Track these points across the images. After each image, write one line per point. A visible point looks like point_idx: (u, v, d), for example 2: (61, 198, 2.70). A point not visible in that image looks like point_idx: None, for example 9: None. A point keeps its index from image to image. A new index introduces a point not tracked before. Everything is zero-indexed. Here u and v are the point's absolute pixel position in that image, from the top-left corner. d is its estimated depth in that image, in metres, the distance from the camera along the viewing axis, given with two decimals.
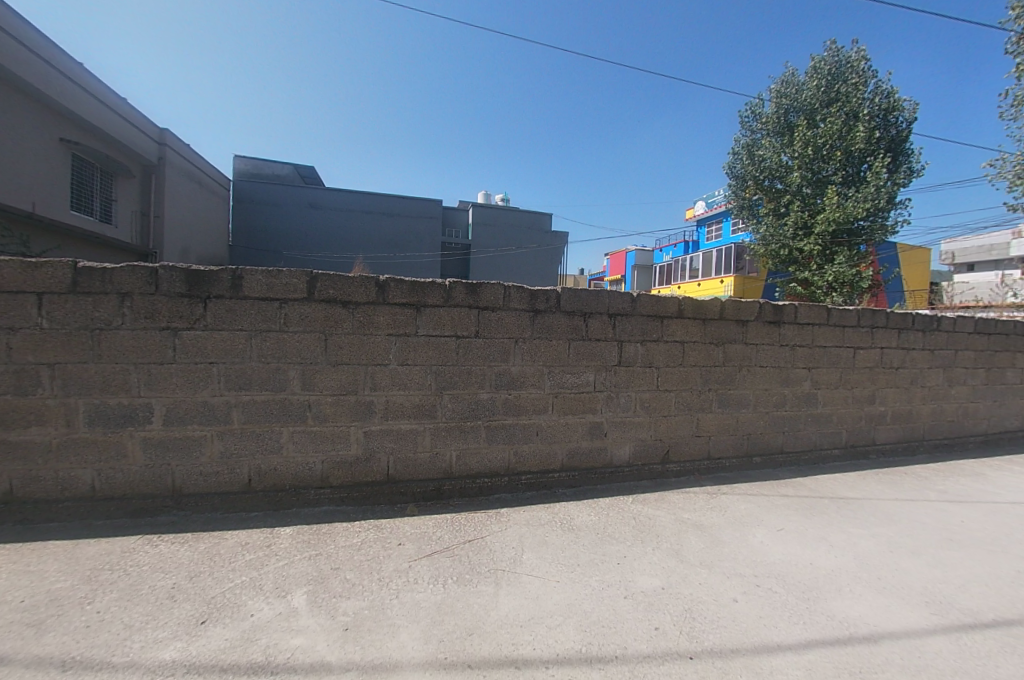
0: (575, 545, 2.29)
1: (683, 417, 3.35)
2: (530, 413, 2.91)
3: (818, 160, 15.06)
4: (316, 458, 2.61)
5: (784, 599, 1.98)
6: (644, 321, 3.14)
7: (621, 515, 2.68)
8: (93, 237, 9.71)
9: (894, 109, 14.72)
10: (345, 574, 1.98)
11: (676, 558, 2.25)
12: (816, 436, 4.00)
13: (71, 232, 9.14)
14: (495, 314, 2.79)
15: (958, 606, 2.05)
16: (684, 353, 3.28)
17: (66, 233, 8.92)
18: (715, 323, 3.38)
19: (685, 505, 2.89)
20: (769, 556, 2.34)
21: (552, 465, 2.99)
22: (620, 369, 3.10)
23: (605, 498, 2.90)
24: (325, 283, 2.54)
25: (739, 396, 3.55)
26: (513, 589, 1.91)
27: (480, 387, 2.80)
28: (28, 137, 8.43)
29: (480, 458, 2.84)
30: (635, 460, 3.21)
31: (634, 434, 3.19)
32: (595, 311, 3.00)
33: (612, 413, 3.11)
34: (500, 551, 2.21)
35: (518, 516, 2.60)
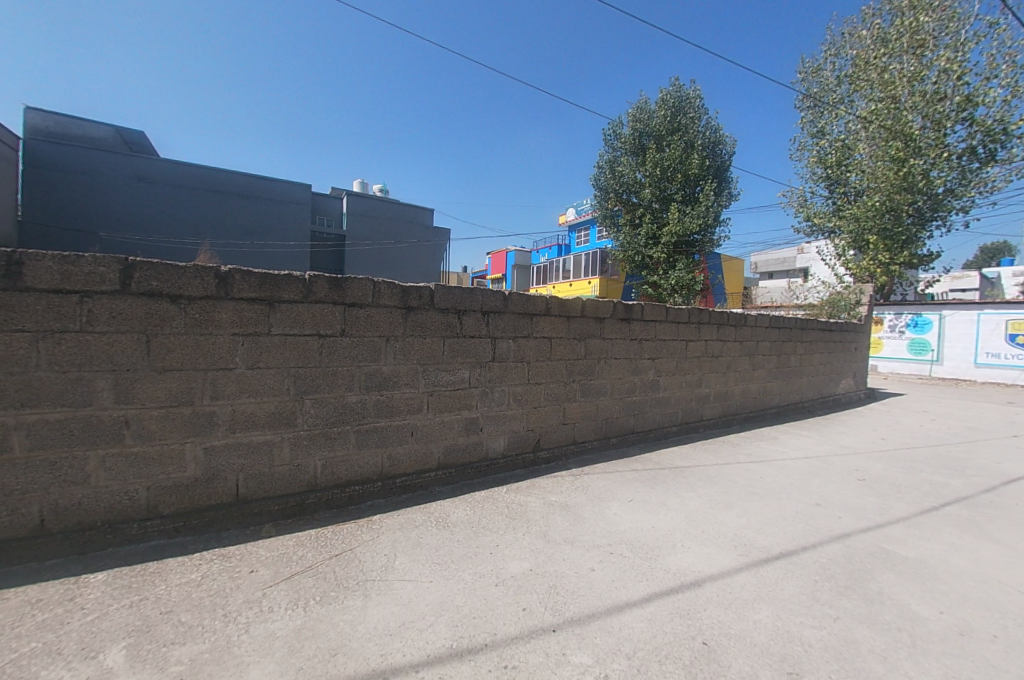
0: (449, 542, 2.30)
1: (552, 408, 3.60)
2: (404, 413, 2.83)
3: (664, 179, 17.48)
4: (140, 485, 2.16)
5: (634, 562, 2.26)
6: (515, 318, 3.28)
7: (495, 506, 2.77)
8: None
9: (719, 142, 17.74)
10: (179, 617, 1.69)
11: (543, 540, 2.41)
12: (659, 417, 4.66)
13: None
14: (363, 312, 2.63)
15: (755, 545, 2.59)
16: (552, 348, 3.53)
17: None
18: (578, 320, 3.70)
19: (552, 488, 3.11)
20: (621, 526, 2.65)
21: (428, 464, 2.95)
22: (494, 365, 3.20)
23: (480, 491, 2.97)
24: (147, 273, 2.10)
25: (599, 385, 3.94)
26: (384, 598, 1.84)
27: (347, 389, 2.63)
28: None
29: (349, 465, 2.67)
30: (509, 451, 3.35)
31: (507, 427, 3.32)
32: (469, 308, 3.03)
33: (486, 408, 3.19)
34: (369, 561, 2.11)
35: (391, 520, 2.51)
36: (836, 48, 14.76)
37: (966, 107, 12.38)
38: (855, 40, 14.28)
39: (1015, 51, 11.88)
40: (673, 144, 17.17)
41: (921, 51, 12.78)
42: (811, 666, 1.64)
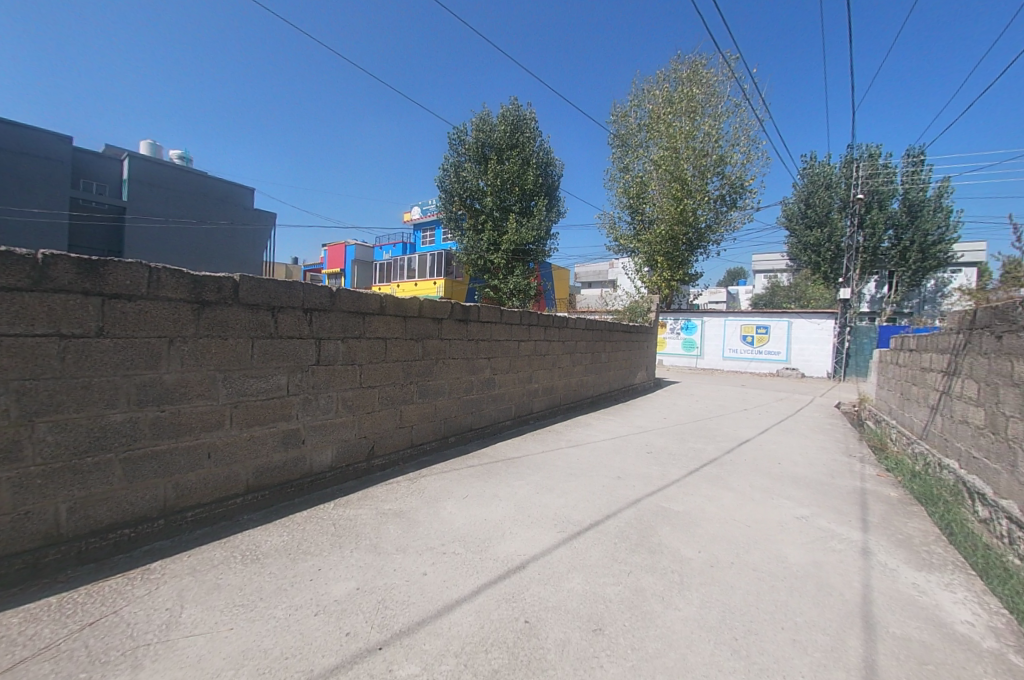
0: (257, 577, 1.98)
1: (387, 412, 3.44)
2: (198, 431, 2.33)
3: (503, 190, 18.57)
4: None
5: (466, 558, 2.31)
6: (344, 317, 3.03)
7: (319, 525, 2.51)
8: None
9: (550, 162, 19.52)
10: None
11: (373, 553, 2.27)
12: (495, 413, 4.91)
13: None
14: (134, 306, 2.06)
15: (572, 521, 2.92)
16: (387, 349, 3.37)
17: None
18: (414, 320, 3.62)
19: (386, 496, 2.98)
20: (455, 524, 2.68)
21: (232, 488, 2.50)
22: (319, 369, 2.89)
23: (301, 511, 2.65)
24: None
25: (437, 386, 3.94)
26: (163, 663, 1.46)
27: (111, 405, 2.02)
28: None
29: (114, 504, 2.05)
30: (338, 462, 3.08)
31: (335, 436, 3.05)
32: (286, 306, 2.67)
33: (310, 417, 2.87)
34: (142, 622, 1.65)
35: (178, 565, 2.03)
36: (638, 100, 17.80)
37: (718, 165, 16.35)
38: (650, 96, 17.46)
39: (746, 129, 16.20)
40: (512, 158, 18.33)
41: (693, 116, 16.37)
42: (610, 619, 1.91)
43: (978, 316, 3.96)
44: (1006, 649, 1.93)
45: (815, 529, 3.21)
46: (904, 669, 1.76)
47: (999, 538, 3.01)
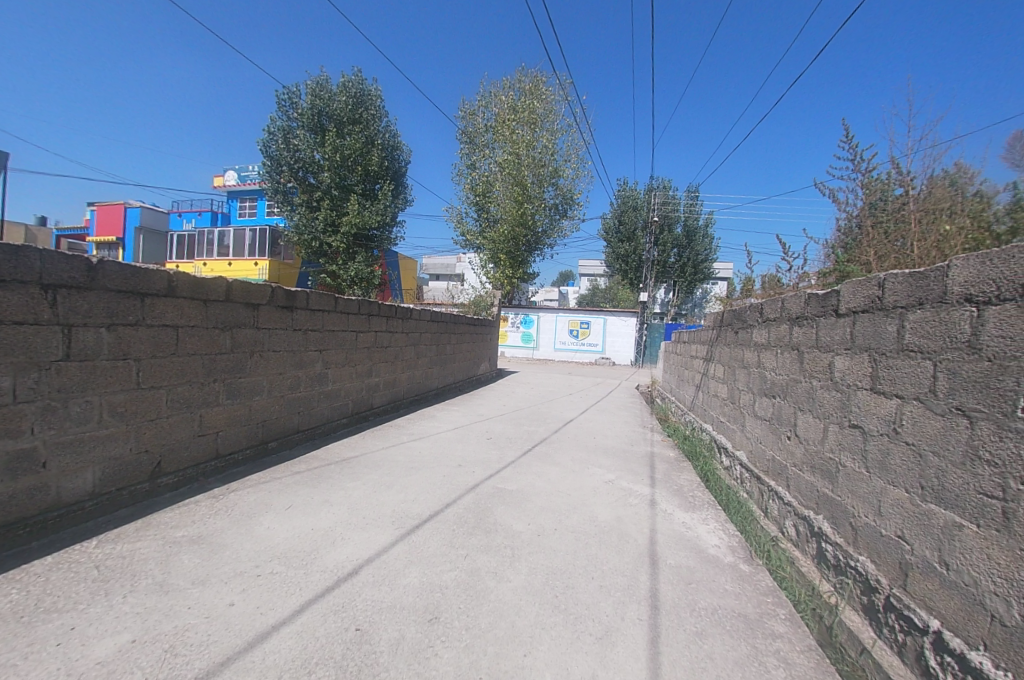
0: None
1: (179, 418, 2.81)
2: None
3: (343, 168, 17.04)
4: None
5: (288, 575, 2.05)
6: (111, 300, 2.34)
7: (72, 572, 1.91)
8: None
9: (396, 146, 18.49)
10: None
11: (157, 594, 1.83)
12: (328, 410, 4.50)
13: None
14: None
15: (411, 516, 2.86)
16: (178, 341, 2.75)
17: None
18: (218, 306, 3.03)
19: (178, 521, 2.44)
20: (274, 539, 2.36)
21: None
22: (69, 367, 2.18)
23: (41, 558, 1.97)
24: None
25: (251, 383, 3.39)
26: None
27: None
28: None
29: None
30: (103, 487, 2.39)
31: (100, 454, 2.35)
32: (12, 280, 1.92)
33: (54, 432, 2.14)
34: None
35: None
36: (486, 101, 18.24)
37: (553, 176, 17.97)
38: (495, 100, 18.09)
39: (575, 148, 18.16)
40: (354, 134, 16.92)
41: (533, 126, 17.58)
42: (446, 605, 1.94)
43: (724, 316, 5.25)
44: (736, 560, 2.62)
45: (619, 489, 3.83)
46: (676, 590, 2.23)
47: (733, 479, 4.07)
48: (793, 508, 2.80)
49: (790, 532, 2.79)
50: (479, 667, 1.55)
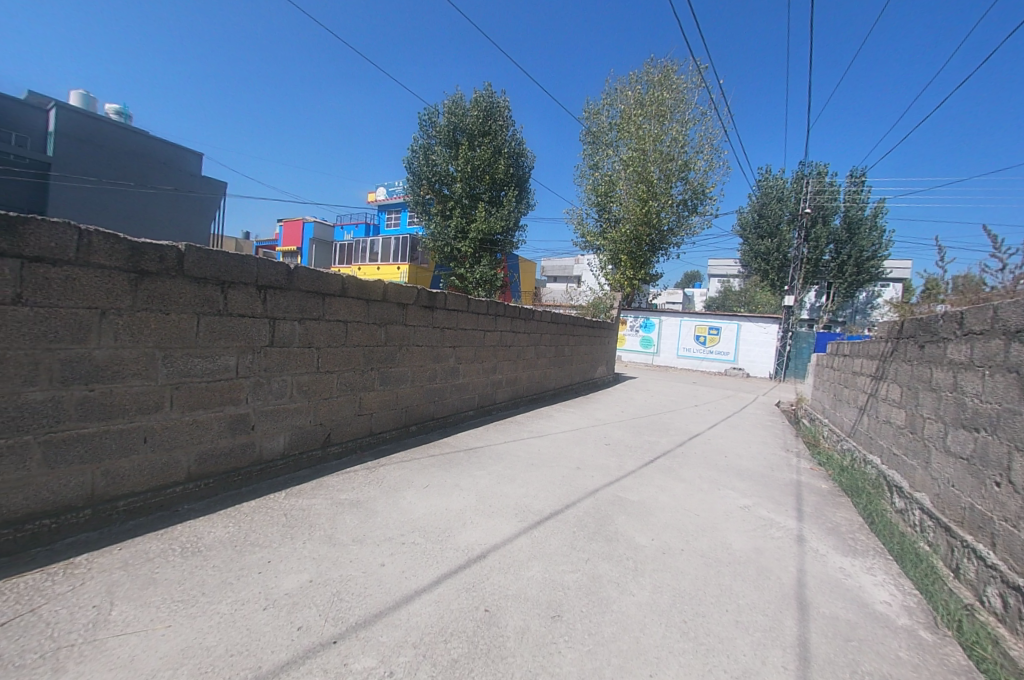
0: (199, 571, 1.85)
1: (345, 398, 3.30)
2: (132, 414, 2.10)
3: (473, 178, 18.25)
4: None
5: (425, 548, 2.26)
6: (302, 298, 2.86)
7: (269, 516, 2.37)
8: None
9: (521, 153, 19.20)
10: None
11: (327, 545, 2.18)
12: (458, 402, 4.86)
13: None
14: (58, 272, 1.81)
15: (533, 511, 2.94)
16: (346, 333, 3.22)
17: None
18: (377, 304, 3.48)
19: (342, 485, 2.87)
20: (415, 514, 2.63)
21: (172, 476, 2.29)
22: (271, 351, 2.71)
23: (248, 502, 2.49)
24: None
25: (399, 373, 3.83)
26: (88, 667, 1.33)
27: (25, 384, 1.77)
28: None
29: (32, 494, 1.82)
30: (290, 450, 2.92)
31: (289, 422, 2.89)
32: (238, 282, 2.47)
33: (260, 402, 2.69)
34: (64, 621, 1.50)
35: (107, 559, 1.85)
36: (610, 99, 17.87)
37: (683, 170, 16.78)
38: (622, 97, 17.65)
39: (709, 138, 16.71)
40: (484, 145, 18.02)
41: (662, 120, 16.65)
42: (568, 605, 1.94)
43: (904, 326, 4.31)
44: (916, 624, 2.13)
45: (757, 517, 3.41)
46: (832, 645, 1.89)
47: (910, 525, 3.32)
48: (1001, 572, 2.19)
49: (996, 604, 2.17)
50: (602, 675, 1.52)
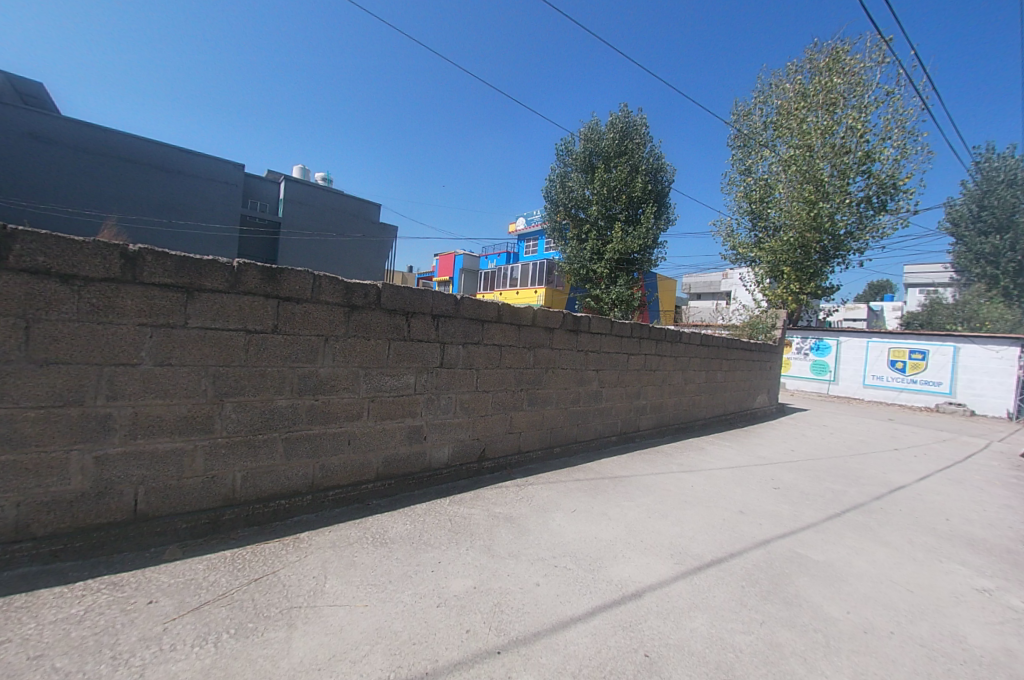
0: (386, 561, 2.15)
1: (499, 417, 3.53)
2: (341, 420, 2.58)
3: (610, 200, 18.15)
4: (5, 500, 1.73)
5: (577, 574, 2.25)
6: (466, 324, 3.18)
7: (437, 520, 2.64)
8: None
9: (660, 168, 18.51)
10: (50, 663, 1.37)
11: (487, 555, 2.32)
12: (601, 427, 4.77)
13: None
14: (300, 308, 2.36)
15: (690, 554, 2.68)
16: (501, 356, 3.46)
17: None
18: (528, 328, 3.67)
19: (497, 500, 3.03)
20: (565, 537, 2.64)
21: (365, 475, 2.73)
22: (441, 371, 3.06)
23: (420, 504, 2.81)
24: (29, 244, 1.69)
25: (546, 395, 3.95)
26: (312, 627, 1.65)
27: (277, 393, 2.33)
28: None
29: (276, 477, 2.37)
30: (452, 461, 3.22)
31: (453, 436, 3.20)
32: (418, 311, 2.87)
33: (431, 416, 3.04)
34: (295, 585, 1.90)
35: (321, 538, 2.28)
36: (764, 96, 16.15)
37: (865, 162, 14.08)
38: (779, 92, 15.79)
39: (900, 119, 13.74)
40: (620, 165, 17.87)
41: (832, 108, 14.35)
42: (742, 672, 1.69)
43: None
44: None
45: (1011, 610, 2.53)
46: None
47: None
48: None
49: None
50: None
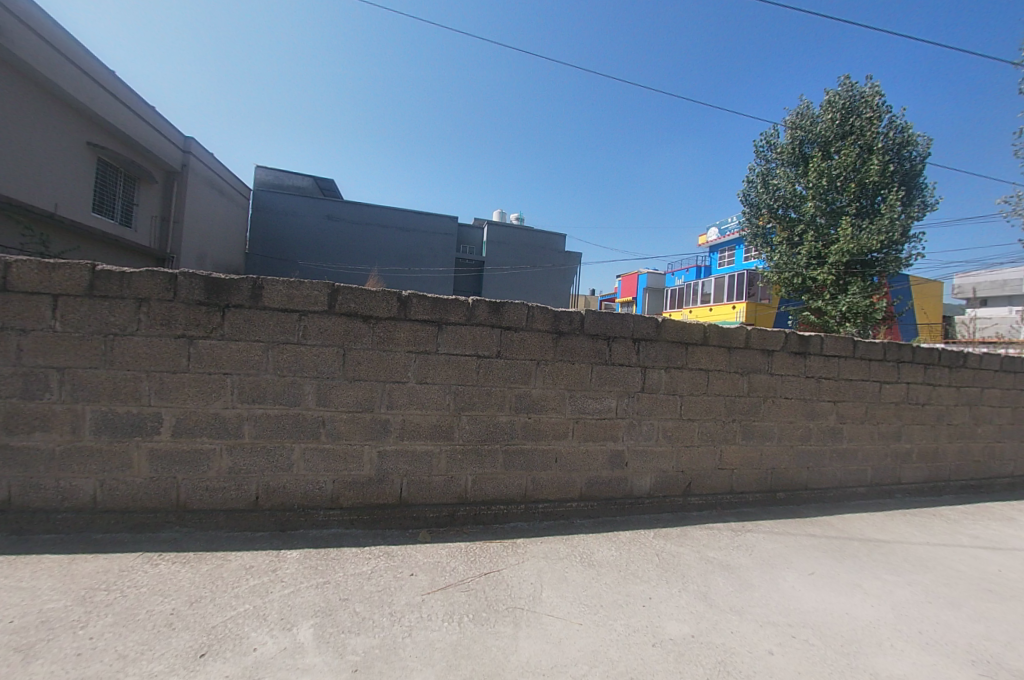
0: (597, 584, 2.16)
1: (707, 449, 3.22)
2: (550, 439, 2.76)
3: (832, 191, 14.92)
4: (329, 478, 2.42)
5: (824, 654, 1.83)
6: (670, 348, 3.04)
7: (643, 551, 2.54)
8: (100, 236, 9.65)
9: (908, 142, 14.41)
10: (353, 606, 1.83)
11: (703, 602, 2.10)
12: (840, 473, 3.85)
13: (6, 199, 7.28)
14: (517, 335, 2.65)
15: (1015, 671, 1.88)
16: (709, 382, 3.18)
17: (21, 210, 7.57)
18: (740, 352, 3.28)
19: (710, 543, 2.73)
20: (802, 604, 2.19)
21: (570, 494, 2.84)
22: (643, 396, 2.99)
23: (624, 531, 2.76)
24: (347, 296, 2.38)
25: (764, 428, 3.42)
26: (534, 632, 1.78)
27: (499, 409, 2.65)
28: (76, 150, 9.29)
29: (496, 484, 2.68)
30: (656, 492, 3.08)
31: (656, 465, 3.06)
32: (619, 336, 2.90)
33: (634, 442, 2.98)
34: (517, 587, 2.08)
35: (535, 547, 2.46)
36: None
37: None
38: None
39: None
40: (846, 148, 14.65)
41: None
42: None
43: None
44: None
45: None
46: None
47: None
48: None
49: None
50: None
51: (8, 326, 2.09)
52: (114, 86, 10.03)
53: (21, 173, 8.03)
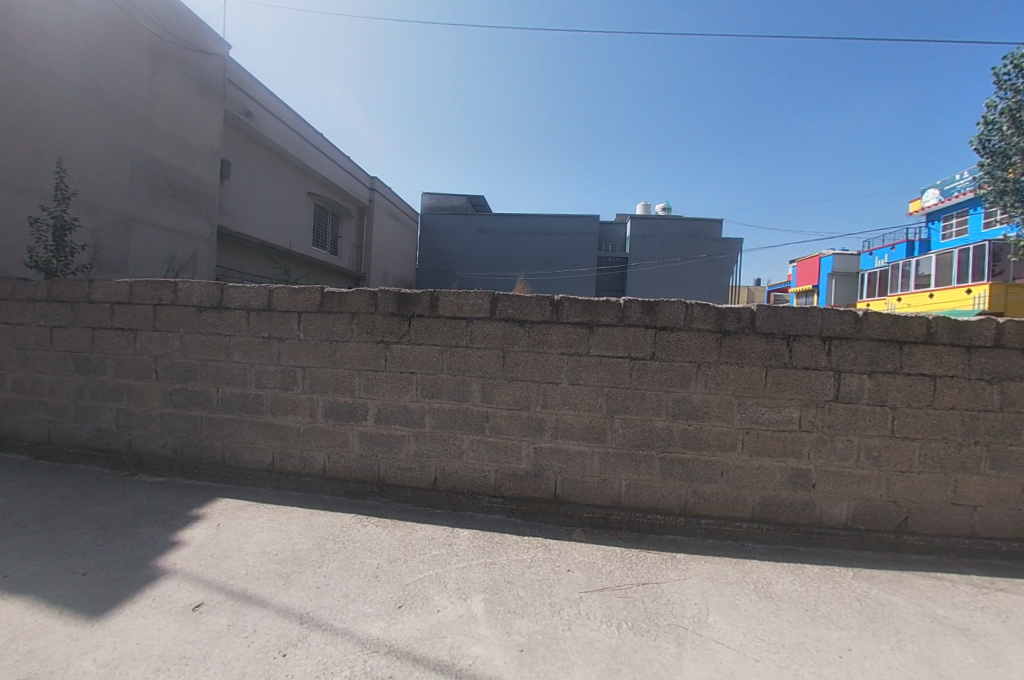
0: (775, 618, 1.90)
1: (932, 478, 2.54)
2: (715, 449, 2.53)
3: None
4: (492, 469, 2.65)
5: None
6: (873, 348, 2.49)
7: (838, 592, 2.13)
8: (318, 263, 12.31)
9: None
10: (517, 590, 1.97)
11: (930, 670, 1.66)
12: None
13: (264, 242, 9.82)
14: (674, 335, 2.50)
15: None
16: (934, 392, 2.50)
17: (272, 249, 10.15)
18: (986, 353, 2.48)
19: (938, 597, 2.14)
20: None
21: (740, 512, 2.56)
22: (837, 406, 2.51)
23: (811, 565, 2.36)
24: (506, 303, 2.57)
25: None
26: (700, 656, 1.66)
27: (655, 414, 2.54)
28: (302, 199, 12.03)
29: (652, 492, 2.57)
30: (855, 523, 2.56)
31: (855, 491, 2.54)
32: (803, 334, 2.49)
33: (823, 461, 2.53)
34: (679, 604, 1.97)
35: (698, 565, 2.29)
36: None
37: None
38: None
39: None
40: None
41: None
42: None
43: None
44: None
45: None
46: None
47: None
48: None
49: None
50: None
51: (273, 336, 2.83)
52: (323, 145, 12.70)
53: (271, 222, 10.76)
